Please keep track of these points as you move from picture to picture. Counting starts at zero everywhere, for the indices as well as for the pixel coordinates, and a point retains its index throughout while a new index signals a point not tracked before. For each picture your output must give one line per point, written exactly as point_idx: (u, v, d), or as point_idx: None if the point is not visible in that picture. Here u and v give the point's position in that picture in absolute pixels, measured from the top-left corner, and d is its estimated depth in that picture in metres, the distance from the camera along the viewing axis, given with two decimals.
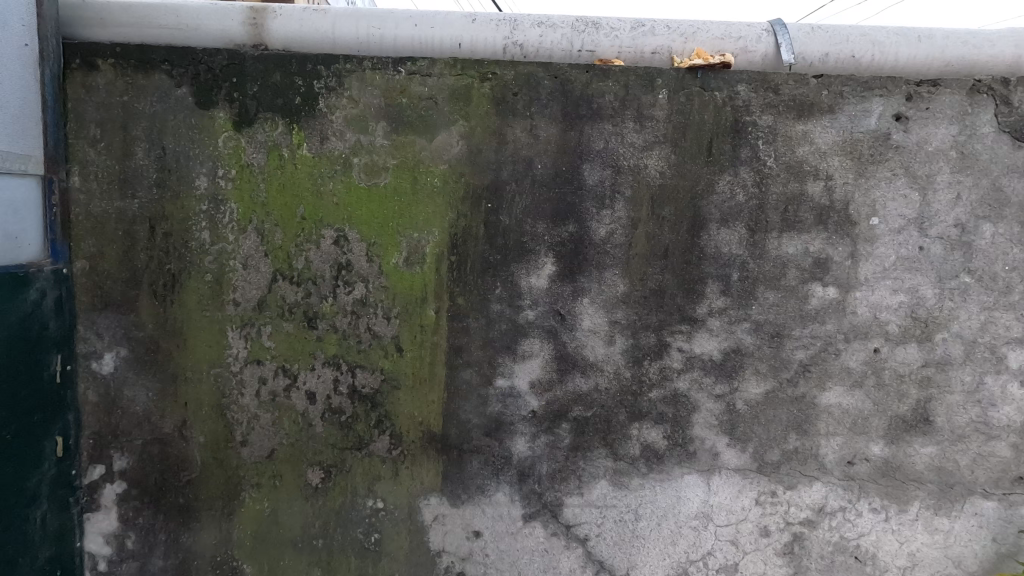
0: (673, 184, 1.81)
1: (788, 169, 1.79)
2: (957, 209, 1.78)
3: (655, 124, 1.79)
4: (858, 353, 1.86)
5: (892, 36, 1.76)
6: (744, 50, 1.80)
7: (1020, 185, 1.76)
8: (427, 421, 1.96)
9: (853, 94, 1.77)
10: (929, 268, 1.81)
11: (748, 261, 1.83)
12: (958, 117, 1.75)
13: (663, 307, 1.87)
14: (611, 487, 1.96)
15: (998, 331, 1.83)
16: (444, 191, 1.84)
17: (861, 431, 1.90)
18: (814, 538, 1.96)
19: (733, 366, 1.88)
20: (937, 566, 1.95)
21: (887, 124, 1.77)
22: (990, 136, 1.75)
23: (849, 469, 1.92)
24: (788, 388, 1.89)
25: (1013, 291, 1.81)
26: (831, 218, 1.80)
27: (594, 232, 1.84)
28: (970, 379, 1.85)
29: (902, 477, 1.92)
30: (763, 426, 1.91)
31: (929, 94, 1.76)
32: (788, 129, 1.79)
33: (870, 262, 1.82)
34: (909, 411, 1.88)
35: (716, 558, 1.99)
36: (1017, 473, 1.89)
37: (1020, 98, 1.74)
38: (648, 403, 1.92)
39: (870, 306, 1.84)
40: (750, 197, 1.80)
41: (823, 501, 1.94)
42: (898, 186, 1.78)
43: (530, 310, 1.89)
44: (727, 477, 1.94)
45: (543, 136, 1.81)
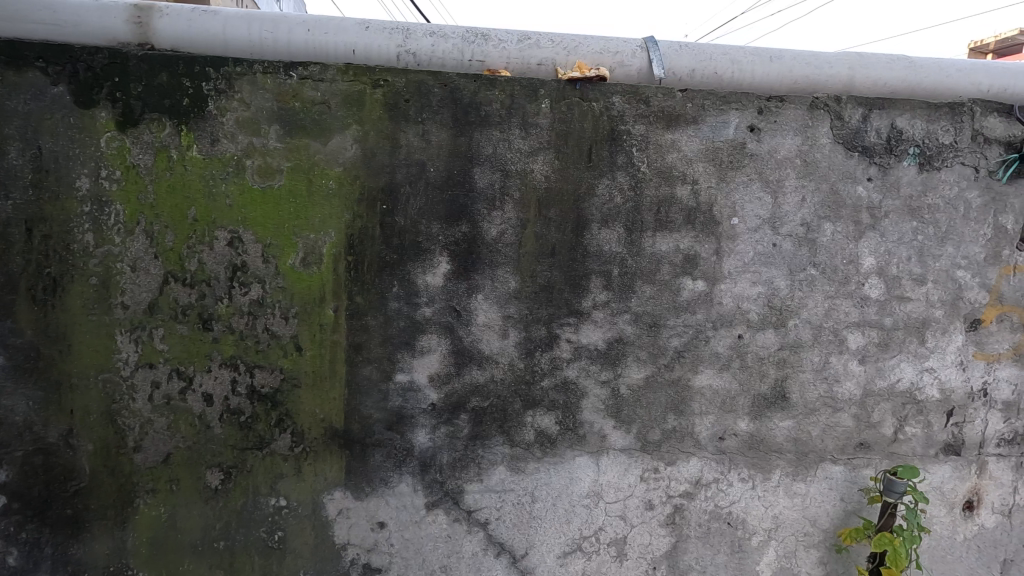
0: (558, 188, 1.96)
1: (659, 173, 1.97)
2: (803, 209, 2.03)
3: (539, 131, 1.93)
4: (725, 339, 2.08)
5: (749, 55, 1.98)
6: (621, 64, 1.98)
7: (853, 189, 2.03)
8: (329, 418, 2.00)
9: (713, 107, 1.96)
10: (782, 262, 2.05)
11: (627, 258, 2.00)
12: (801, 129, 1.99)
13: (552, 301, 2.01)
14: (509, 471, 2.09)
15: (840, 316, 2.09)
16: (340, 193, 1.89)
17: (729, 409, 2.12)
18: (693, 508, 2.17)
19: (616, 354, 2.06)
20: (797, 526, 2.20)
21: (743, 134, 1.98)
22: (827, 146, 2.01)
23: (720, 443, 2.14)
24: (666, 372, 2.08)
25: (851, 281, 2.08)
26: (698, 218, 2.00)
27: (486, 232, 1.96)
28: (818, 359, 2.11)
29: (764, 448, 2.15)
30: (645, 409, 2.10)
31: (777, 109, 1.98)
32: (659, 138, 1.96)
33: (732, 258, 2.04)
34: (770, 389, 2.12)
35: (607, 533, 2.16)
36: (858, 439, 2.17)
37: (850, 114, 2.00)
38: (540, 392, 2.06)
39: (734, 297, 2.06)
40: (627, 200, 1.97)
41: (699, 474, 2.15)
42: (754, 190, 2.01)
43: (427, 308, 1.98)
44: (615, 457, 2.12)
45: (435, 141, 1.90)
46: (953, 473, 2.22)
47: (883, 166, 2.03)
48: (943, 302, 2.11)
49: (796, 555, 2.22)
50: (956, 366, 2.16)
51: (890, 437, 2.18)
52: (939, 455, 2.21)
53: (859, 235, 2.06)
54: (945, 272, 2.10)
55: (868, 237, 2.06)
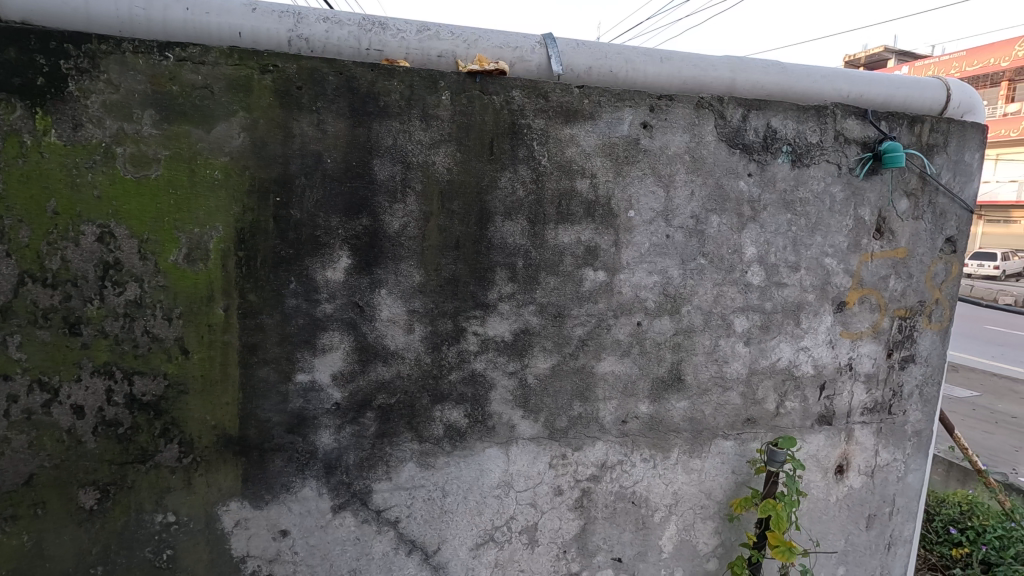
0: (460, 180, 1.95)
1: (559, 167, 2.02)
2: (692, 203, 2.16)
3: (440, 123, 1.91)
4: (625, 327, 2.17)
5: (642, 55, 2.07)
6: (521, 59, 2.01)
7: (736, 184, 2.19)
8: (222, 425, 1.88)
9: (608, 104, 2.04)
10: (674, 252, 2.18)
11: (531, 250, 2.04)
12: (689, 127, 2.12)
13: (458, 295, 2.01)
14: (419, 468, 2.07)
15: (727, 302, 2.25)
16: (227, 185, 1.78)
17: (631, 393, 2.22)
18: (600, 490, 2.26)
19: (523, 345, 2.09)
20: (694, 500, 2.36)
21: (636, 131, 2.07)
22: (712, 143, 2.15)
23: (623, 427, 2.24)
24: (570, 361, 2.15)
25: (736, 269, 2.24)
26: (597, 211, 2.08)
27: (388, 225, 1.92)
28: (709, 342, 2.26)
29: (664, 429, 2.28)
30: (551, 397, 2.16)
31: (667, 107, 2.09)
32: (558, 132, 2.01)
33: (630, 249, 2.13)
34: (667, 372, 2.24)
35: (519, 521, 2.20)
36: (745, 416, 2.35)
37: (731, 113, 2.15)
38: (448, 386, 2.05)
39: (632, 286, 2.16)
40: (529, 192, 2.01)
41: (604, 457, 2.24)
42: (648, 184, 2.11)
43: (327, 304, 1.91)
44: (523, 446, 2.16)
45: (331, 131, 1.84)
46: (826, 441, 2.46)
47: (761, 163, 2.20)
48: (814, 287, 2.34)
49: (693, 527, 2.38)
50: (826, 344, 2.39)
51: (772, 412, 2.38)
52: (815, 425, 2.44)
53: (742, 226, 2.22)
54: (816, 260, 2.32)
55: (749, 228, 2.23)
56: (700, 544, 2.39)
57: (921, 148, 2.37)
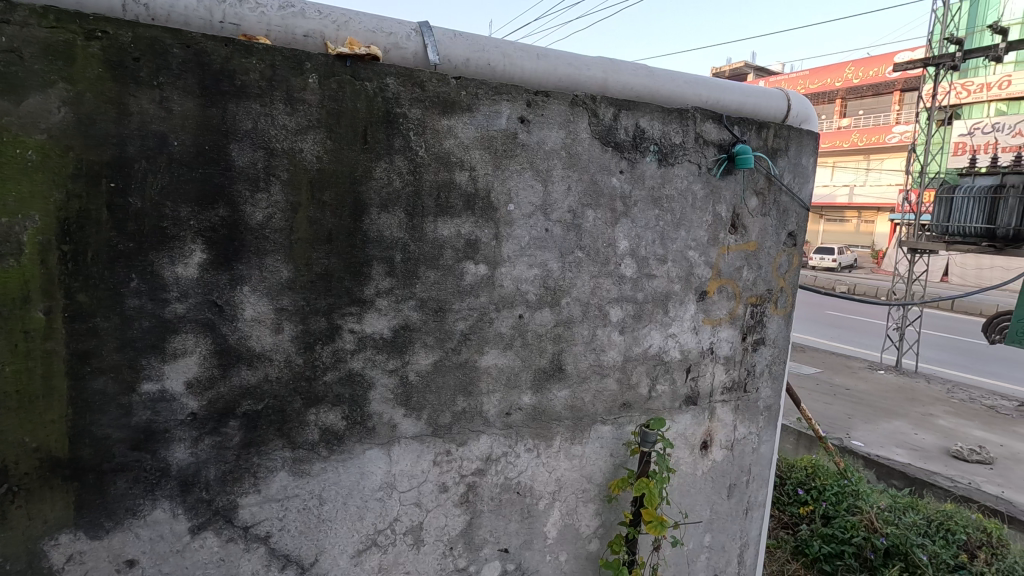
0: (331, 170, 1.84)
1: (437, 159, 1.99)
2: (569, 197, 2.23)
3: (307, 108, 1.79)
4: (507, 320, 2.20)
5: (518, 50, 2.10)
6: (396, 46, 1.95)
7: (609, 180, 2.29)
8: (46, 447, 1.61)
9: (486, 97, 2.03)
10: (553, 246, 2.24)
11: (409, 244, 1.99)
12: (564, 124, 2.18)
13: (331, 291, 1.90)
14: (291, 477, 1.94)
15: (603, 293, 2.36)
16: (44, 167, 1.52)
17: (513, 385, 2.25)
18: (485, 483, 2.27)
19: (403, 341, 2.04)
20: (576, 485, 2.45)
21: (514, 125, 2.09)
22: (586, 140, 2.22)
23: (507, 419, 2.26)
24: (453, 355, 2.13)
25: (611, 262, 2.35)
26: (476, 204, 2.08)
27: (250, 217, 1.76)
28: (587, 332, 2.36)
29: (546, 418, 2.34)
30: (434, 393, 2.12)
31: (543, 103, 2.13)
32: (435, 123, 1.97)
33: (510, 242, 2.16)
34: (548, 362, 2.30)
35: (403, 522, 2.14)
36: (621, 401, 2.48)
37: (604, 111, 2.24)
38: (323, 387, 1.94)
39: (513, 279, 2.18)
40: (406, 184, 1.95)
41: (489, 450, 2.25)
42: (526, 178, 2.14)
43: (178, 304, 1.71)
44: (406, 445, 2.11)
45: (178, 110, 1.64)
46: (692, 420, 2.67)
47: (631, 161, 2.32)
48: (680, 278, 2.52)
49: (576, 511, 2.47)
50: (691, 330, 2.60)
51: (645, 395, 2.54)
52: (682, 406, 2.64)
53: (615, 221, 2.33)
54: (681, 253, 2.49)
55: (622, 223, 2.35)
56: (582, 526, 2.49)
57: (767, 151, 2.64)
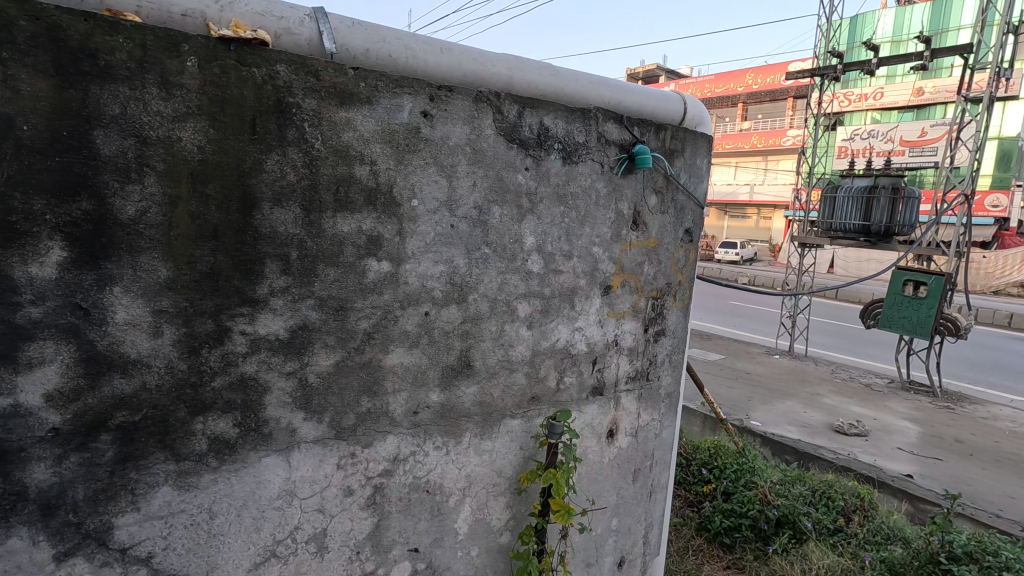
0: (215, 161, 1.72)
1: (334, 152, 1.91)
2: (474, 193, 2.23)
3: (186, 94, 1.66)
4: (412, 317, 2.16)
5: (420, 43, 2.07)
6: (287, 31, 1.85)
7: (514, 177, 2.31)
8: None
9: (386, 89, 1.98)
10: (459, 242, 2.23)
11: (306, 240, 1.90)
12: (468, 120, 2.17)
13: (218, 291, 1.78)
14: (176, 491, 1.80)
15: (510, 289, 2.38)
16: None
17: (421, 383, 2.22)
18: (392, 484, 2.23)
19: (301, 342, 1.95)
20: (486, 479, 2.47)
21: (417, 119, 2.05)
22: (491, 137, 2.23)
23: (415, 418, 2.24)
24: (356, 355, 2.07)
25: (517, 258, 2.38)
26: (378, 199, 2.02)
27: (119, 211, 1.61)
28: (495, 328, 2.37)
29: (455, 415, 2.34)
30: (336, 395, 2.05)
31: (446, 97, 2.11)
32: (332, 114, 1.89)
33: (415, 238, 2.12)
34: (456, 359, 2.30)
35: (305, 531, 2.06)
36: (530, 395, 2.53)
37: (508, 109, 2.25)
38: (211, 393, 1.81)
39: (418, 276, 2.15)
40: (301, 177, 1.86)
41: (396, 450, 2.22)
42: (430, 173, 2.11)
43: (33, 308, 1.53)
44: (307, 450, 2.02)
45: (27, 90, 1.46)
46: (599, 410, 2.77)
47: (536, 158, 2.35)
48: (585, 273, 2.59)
49: (486, 505, 2.49)
50: (596, 324, 2.69)
51: (553, 388, 2.60)
52: (589, 397, 2.73)
53: (521, 217, 2.36)
54: (586, 249, 2.57)
55: (528, 220, 2.38)
56: (493, 520, 2.52)
57: (665, 152, 2.78)
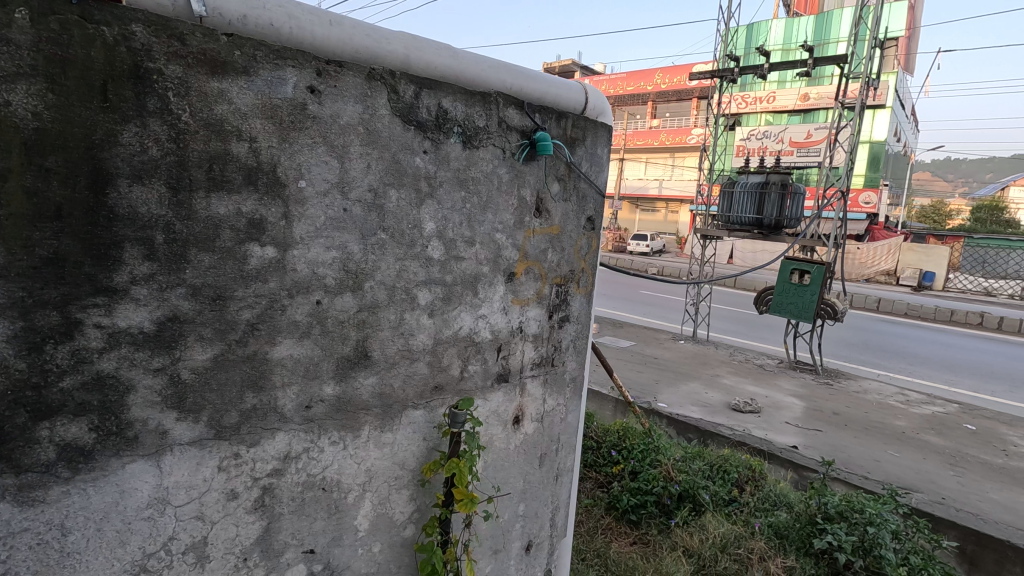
0: (56, 130, 1.52)
1: (206, 126, 1.74)
2: (369, 176, 2.13)
3: (15, 51, 1.44)
4: (302, 307, 2.03)
5: (307, 13, 1.93)
6: None
7: (412, 160, 2.23)
8: None
9: (266, 60, 1.83)
10: (353, 227, 2.12)
11: (174, 222, 1.72)
12: (361, 98, 2.06)
13: (65, 278, 1.57)
14: (17, 508, 1.58)
15: (409, 276, 2.31)
16: None
17: (313, 375, 2.10)
18: (283, 485, 2.10)
19: (171, 335, 1.77)
20: (388, 473, 2.39)
21: (303, 94, 1.92)
22: (386, 117, 2.13)
23: (307, 413, 2.11)
24: (237, 348, 1.91)
25: (417, 244, 2.31)
26: (260, 179, 1.87)
27: None
28: (393, 317, 2.29)
29: (352, 408, 2.24)
30: (216, 392, 1.89)
31: (336, 73, 1.99)
32: (202, 85, 1.72)
33: (303, 222, 1.99)
34: (352, 350, 2.19)
35: (181, 541, 1.89)
36: (432, 384, 2.48)
37: (404, 88, 2.17)
38: (59, 395, 1.60)
39: (308, 263, 2.02)
40: (166, 153, 1.68)
41: (287, 448, 2.08)
42: (319, 153, 1.99)
43: None
44: (181, 453, 1.85)
45: None
46: (504, 397, 2.77)
47: (435, 141, 2.29)
48: (488, 260, 2.57)
49: (389, 499, 2.42)
50: (500, 311, 2.68)
51: (457, 376, 2.56)
52: (494, 384, 2.72)
53: (420, 202, 2.29)
54: (488, 235, 2.55)
55: (427, 204, 2.32)
56: (396, 514, 2.45)
57: (566, 140, 2.81)
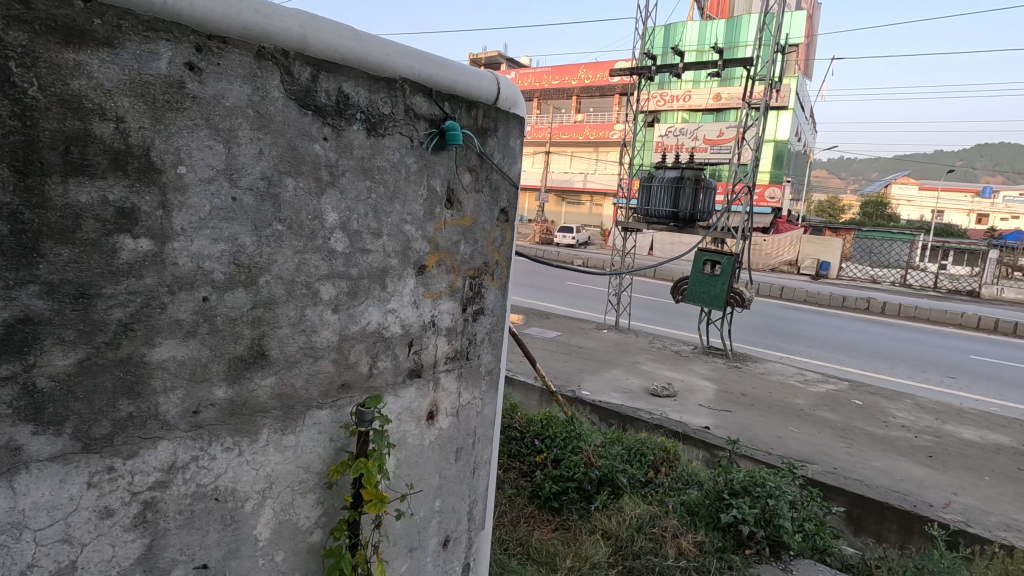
0: None
1: (61, 102, 1.56)
2: (261, 163, 1.98)
3: None
4: (186, 304, 1.87)
5: None
6: None
7: (310, 147, 2.11)
8: None
9: (133, 31, 1.66)
10: (244, 218, 1.97)
11: (22, 210, 1.54)
12: (249, 78, 1.91)
13: None
14: None
15: (310, 270, 2.19)
16: None
17: (201, 378, 1.95)
18: (169, 498, 1.93)
19: (24, 339, 1.57)
20: (291, 477, 2.27)
21: (180, 72, 1.75)
22: (279, 100, 2.00)
23: (194, 418, 1.95)
24: (108, 351, 1.73)
25: (318, 236, 2.19)
26: (130, 164, 1.69)
27: None
28: (293, 313, 2.17)
29: (248, 411, 2.10)
30: (83, 401, 1.70)
31: (219, 50, 1.83)
32: (54, 56, 1.54)
33: (184, 212, 1.83)
34: (246, 350, 2.05)
35: (44, 567, 1.69)
36: (338, 382, 2.37)
37: (299, 70, 2.04)
38: None
39: (191, 256, 1.86)
40: (9, 131, 1.50)
41: (172, 458, 1.92)
42: (201, 137, 1.83)
43: None
44: (41, 470, 1.65)
45: None
46: (417, 392, 2.71)
47: (336, 128, 2.18)
48: (396, 252, 2.49)
49: (292, 505, 2.29)
50: (411, 305, 2.61)
51: (365, 373, 2.47)
52: (406, 380, 2.65)
53: (320, 191, 2.17)
54: (396, 227, 2.47)
55: (328, 194, 2.20)
56: (301, 520, 2.33)
57: (477, 130, 2.77)
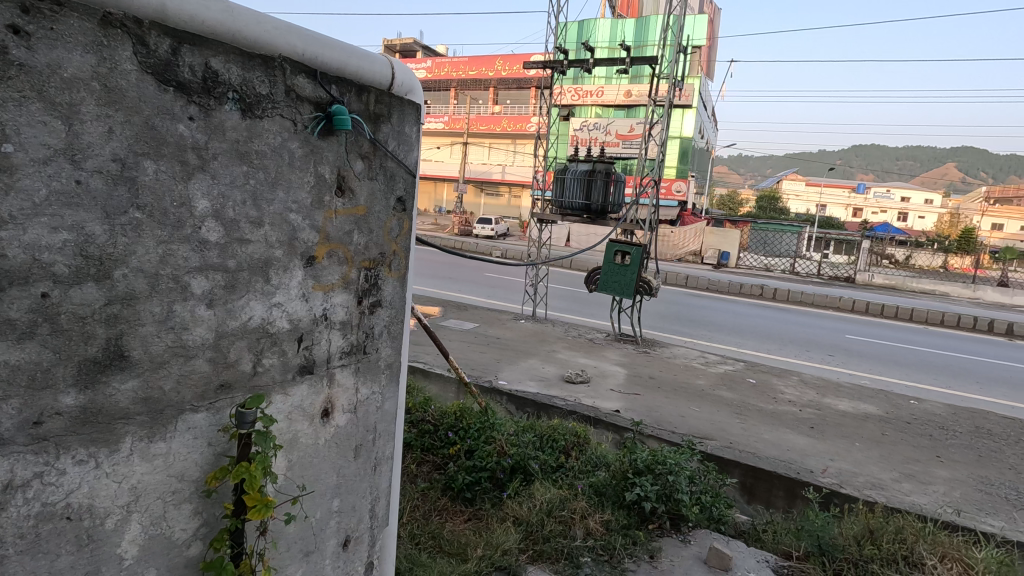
0: None
1: None
2: (111, 143, 1.79)
3: None
4: (20, 301, 1.66)
5: None
6: None
7: (173, 127, 1.93)
8: None
9: None
10: (92, 204, 1.77)
11: None
12: (93, 47, 1.71)
13: None
14: None
15: (177, 262, 2.01)
16: None
17: (43, 385, 1.74)
18: (6, 521, 1.71)
19: None
20: (162, 488, 2.08)
21: None
22: (132, 74, 1.81)
23: (36, 430, 1.74)
24: None
25: (186, 225, 2.01)
26: None
27: None
28: (158, 310, 1.98)
29: (105, 419, 1.90)
30: None
31: (52, 14, 1.63)
32: None
33: (13, 196, 1.62)
34: (100, 351, 1.85)
35: None
36: (217, 383, 2.20)
37: (155, 42, 1.86)
38: None
39: (24, 247, 1.65)
40: None
41: (8, 476, 1.69)
42: (32, 111, 1.62)
43: None
44: None
45: None
46: (309, 390, 2.58)
47: (203, 107, 2.00)
48: (280, 243, 2.35)
49: (165, 518, 2.11)
50: (299, 298, 2.47)
51: (248, 372, 2.32)
52: (296, 377, 2.51)
53: (187, 176, 1.99)
54: (280, 215, 2.32)
55: (197, 179, 2.02)
56: (176, 533, 2.15)
57: (369, 116, 2.66)
